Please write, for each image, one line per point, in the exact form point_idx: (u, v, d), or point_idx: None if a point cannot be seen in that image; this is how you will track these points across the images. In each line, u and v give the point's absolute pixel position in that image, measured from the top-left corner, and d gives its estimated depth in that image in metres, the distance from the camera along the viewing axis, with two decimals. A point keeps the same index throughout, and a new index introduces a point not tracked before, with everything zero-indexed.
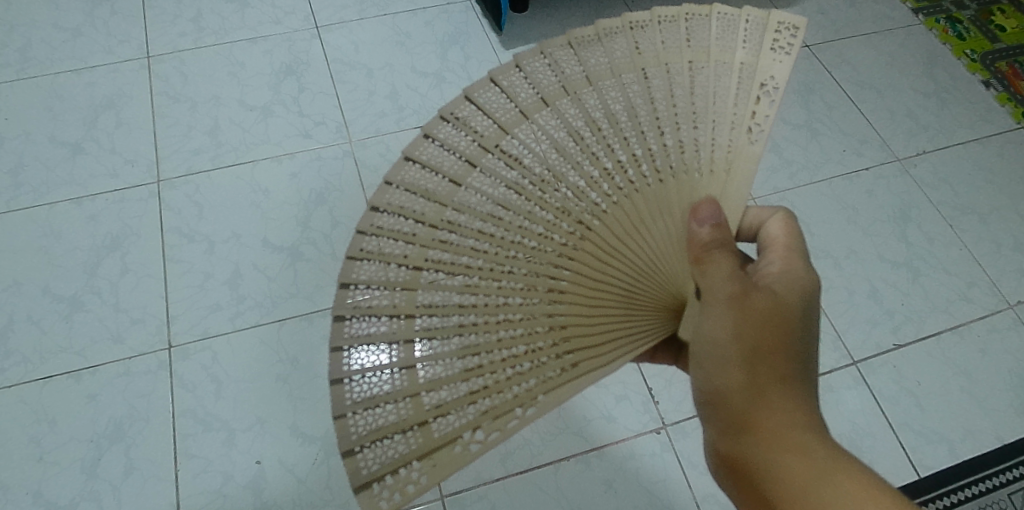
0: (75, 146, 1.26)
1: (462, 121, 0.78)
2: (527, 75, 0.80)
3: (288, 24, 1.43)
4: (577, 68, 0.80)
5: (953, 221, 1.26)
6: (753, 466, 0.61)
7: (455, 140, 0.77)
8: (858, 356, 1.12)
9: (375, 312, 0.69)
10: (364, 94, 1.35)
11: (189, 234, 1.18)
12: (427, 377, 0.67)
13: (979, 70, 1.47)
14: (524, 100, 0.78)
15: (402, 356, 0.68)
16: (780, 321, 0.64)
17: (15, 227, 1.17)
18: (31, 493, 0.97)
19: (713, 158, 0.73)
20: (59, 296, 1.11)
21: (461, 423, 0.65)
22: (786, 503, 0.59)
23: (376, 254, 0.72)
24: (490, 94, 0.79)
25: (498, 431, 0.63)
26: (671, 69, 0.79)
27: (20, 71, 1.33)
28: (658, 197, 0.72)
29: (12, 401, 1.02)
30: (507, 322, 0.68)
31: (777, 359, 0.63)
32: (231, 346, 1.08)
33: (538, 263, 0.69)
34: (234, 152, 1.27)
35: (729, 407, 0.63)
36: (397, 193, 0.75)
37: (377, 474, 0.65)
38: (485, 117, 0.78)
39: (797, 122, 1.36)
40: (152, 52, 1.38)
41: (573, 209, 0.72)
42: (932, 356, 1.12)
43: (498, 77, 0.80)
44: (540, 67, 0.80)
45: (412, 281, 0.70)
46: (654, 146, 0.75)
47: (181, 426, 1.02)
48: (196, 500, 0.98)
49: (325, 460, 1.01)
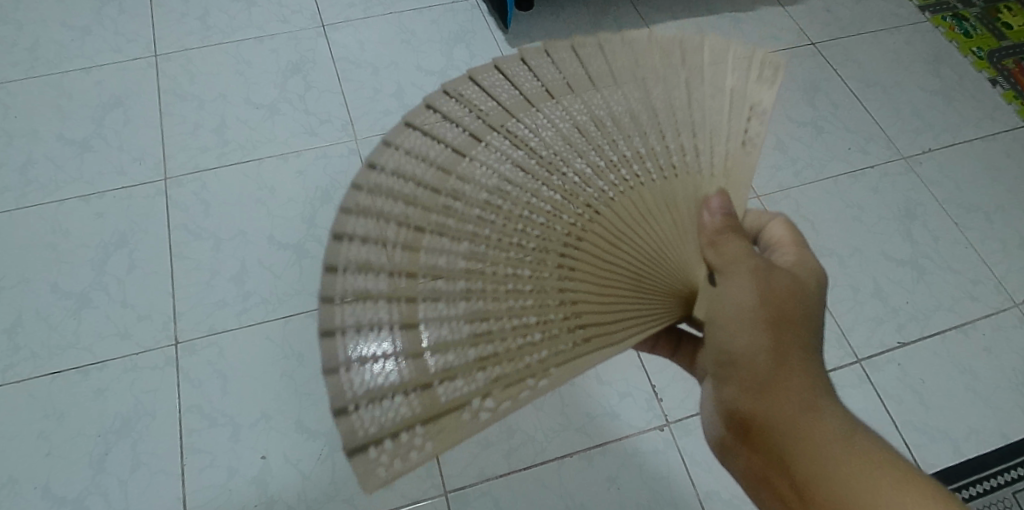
0: (84, 143, 1.27)
1: (465, 99, 0.78)
2: (532, 68, 0.80)
3: (295, 23, 1.44)
4: (579, 68, 0.80)
5: (958, 219, 1.26)
6: (776, 433, 0.63)
7: (458, 115, 0.76)
8: (862, 354, 1.12)
9: (373, 269, 0.67)
10: (370, 92, 1.35)
11: (196, 231, 1.19)
12: (432, 341, 0.64)
13: (986, 68, 1.46)
14: (529, 89, 0.78)
15: (405, 342, 0.64)
16: (799, 298, 0.68)
17: (25, 224, 1.18)
18: (39, 487, 0.98)
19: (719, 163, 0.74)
20: (68, 292, 1.12)
21: (470, 389, 0.62)
22: (810, 456, 0.62)
23: (374, 212, 0.70)
24: (494, 79, 0.79)
25: (509, 400, 0.61)
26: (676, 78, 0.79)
27: (30, 69, 1.35)
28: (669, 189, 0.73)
29: (22, 396, 1.03)
30: (517, 292, 0.66)
31: (799, 329, 0.66)
32: (237, 343, 1.09)
33: (548, 239, 0.69)
34: (240, 149, 1.27)
35: (750, 376, 0.65)
36: (395, 153, 0.74)
37: (376, 437, 0.61)
38: (488, 99, 0.78)
39: (802, 120, 1.36)
40: (161, 50, 1.39)
41: (582, 193, 0.72)
42: (937, 354, 1.12)
43: (503, 66, 0.80)
44: (545, 64, 0.81)
45: (416, 242, 0.68)
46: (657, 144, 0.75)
47: (188, 421, 1.03)
48: (201, 494, 0.98)
49: (330, 455, 1.02)
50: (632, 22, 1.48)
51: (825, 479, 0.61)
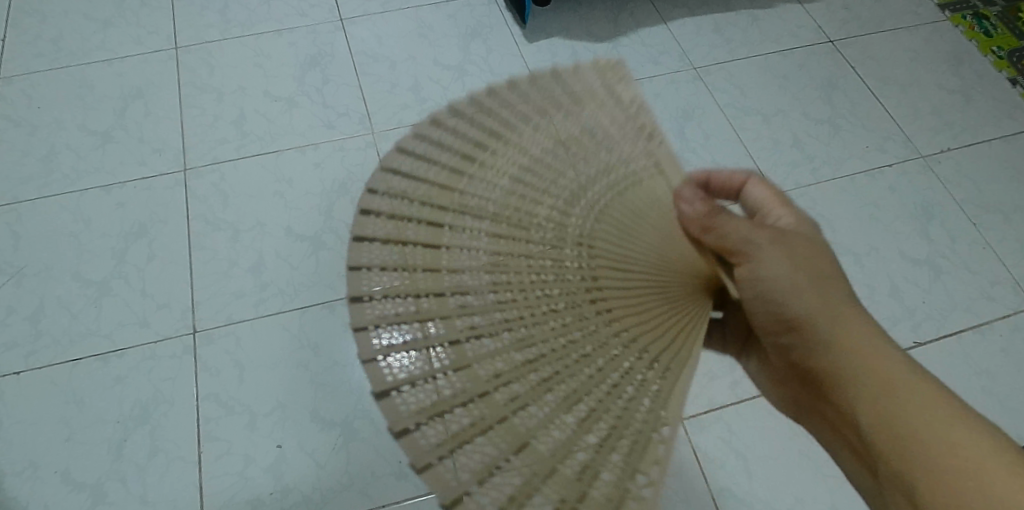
0: (105, 134, 1.29)
1: (436, 416, 0.61)
2: (415, 388, 0.62)
3: (313, 17, 1.45)
4: (414, 427, 0.61)
5: (977, 220, 1.25)
6: (848, 331, 0.61)
7: (434, 428, 0.61)
8: (372, 260, 0.67)
9: (446, 412, 0.60)
10: (387, 86, 1.36)
11: (214, 222, 1.20)
12: (552, 450, 0.58)
13: (1006, 67, 1.45)
14: (425, 441, 0.60)
15: (461, 386, 0.61)
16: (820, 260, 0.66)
17: (47, 213, 1.19)
18: (60, 472, 0.99)
19: (595, 489, 0.57)
20: (89, 280, 1.14)
21: (617, 473, 0.58)
22: (890, 423, 0.58)
23: (434, 420, 0.61)
24: (417, 388, 0.62)
25: (658, 464, 0.58)
26: (812, 264, 0.65)
27: (53, 61, 1.37)
28: (666, 292, 0.65)
29: (43, 382, 1.05)
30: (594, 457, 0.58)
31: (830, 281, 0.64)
32: (254, 332, 1.10)
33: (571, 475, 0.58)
34: (259, 142, 1.29)
35: (836, 286, 0.64)
36: (399, 399, 0.62)
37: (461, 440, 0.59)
38: (438, 427, 0.60)
39: (819, 118, 1.37)
40: (180, 43, 1.40)
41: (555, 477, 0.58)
42: (373, 330, 0.65)
43: (404, 390, 0.62)
44: (422, 390, 0.62)
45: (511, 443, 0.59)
46: (499, 420, 0.60)
47: (205, 409, 1.04)
48: (218, 482, 0.99)
49: (345, 445, 1.02)
50: (649, 18, 1.49)
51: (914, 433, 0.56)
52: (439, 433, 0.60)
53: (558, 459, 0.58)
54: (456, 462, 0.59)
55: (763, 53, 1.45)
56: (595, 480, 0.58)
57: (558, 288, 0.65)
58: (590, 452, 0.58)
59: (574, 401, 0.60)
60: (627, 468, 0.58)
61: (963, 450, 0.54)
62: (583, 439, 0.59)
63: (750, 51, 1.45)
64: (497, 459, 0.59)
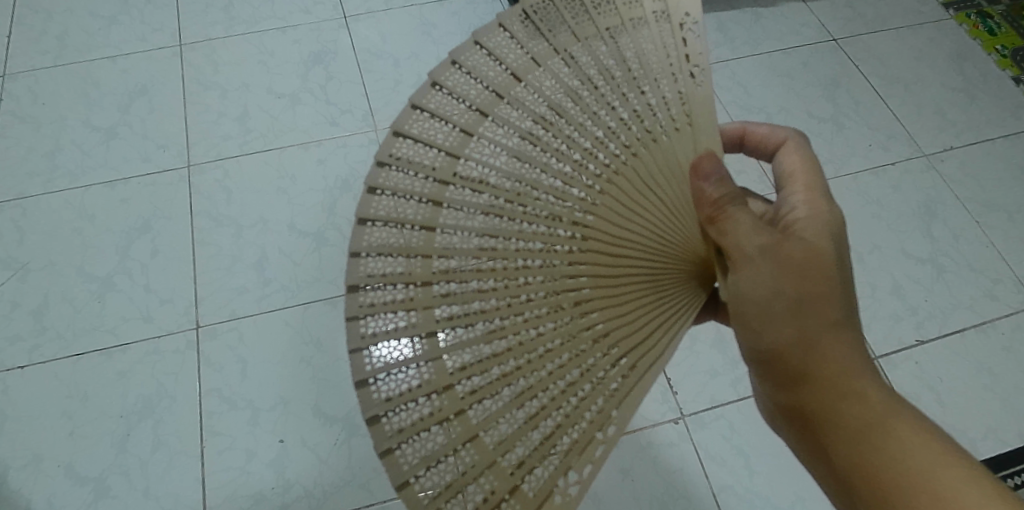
0: (110, 130, 1.29)
1: (398, 397, 0.63)
2: (389, 371, 0.63)
3: (317, 14, 1.46)
4: (387, 407, 0.63)
5: (981, 218, 1.25)
6: (832, 356, 0.61)
7: (408, 412, 0.63)
8: (372, 247, 0.67)
9: (411, 398, 0.63)
10: (390, 83, 1.37)
11: (218, 218, 1.20)
12: (494, 439, 0.61)
13: (1010, 66, 1.45)
14: (395, 418, 0.63)
15: (432, 374, 0.63)
16: (814, 272, 0.62)
17: (52, 208, 1.20)
18: (63, 465, 0.99)
19: (527, 483, 0.61)
20: (94, 275, 1.14)
21: (551, 471, 0.61)
22: (865, 463, 0.59)
23: (397, 404, 0.63)
24: (390, 375, 0.63)
25: (590, 463, 0.60)
26: (812, 280, 0.61)
27: (59, 57, 1.37)
28: (652, 288, 0.65)
29: (48, 376, 1.05)
30: (529, 451, 0.61)
31: (823, 306, 0.61)
32: (257, 327, 1.11)
33: (511, 462, 0.61)
34: (263, 138, 1.29)
35: (824, 306, 0.61)
36: (380, 386, 0.63)
37: (421, 428, 0.62)
38: (408, 404, 0.63)
39: (822, 117, 1.36)
40: (185, 40, 1.41)
41: (495, 463, 0.61)
42: (363, 319, 0.65)
43: (374, 364, 0.64)
44: (394, 378, 0.63)
45: (462, 433, 0.62)
46: (465, 405, 0.62)
47: (208, 404, 1.04)
48: (220, 477, 1.00)
49: (347, 440, 1.03)
50: None
51: (887, 473, 0.58)
52: (403, 421, 0.63)
53: (501, 450, 0.61)
54: (412, 448, 0.62)
55: (766, 52, 1.45)
56: (529, 474, 0.61)
57: (540, 276, 0.64)
58: (542, 442, 0.61)
59: (528, 397, 0.62)
60: (564, 466, 0.60)
61: (940, 487, 0.56)
62: (528, 434, 0.61)
63: (753, 49, 1.45)
64: (446, 449, 0.61)
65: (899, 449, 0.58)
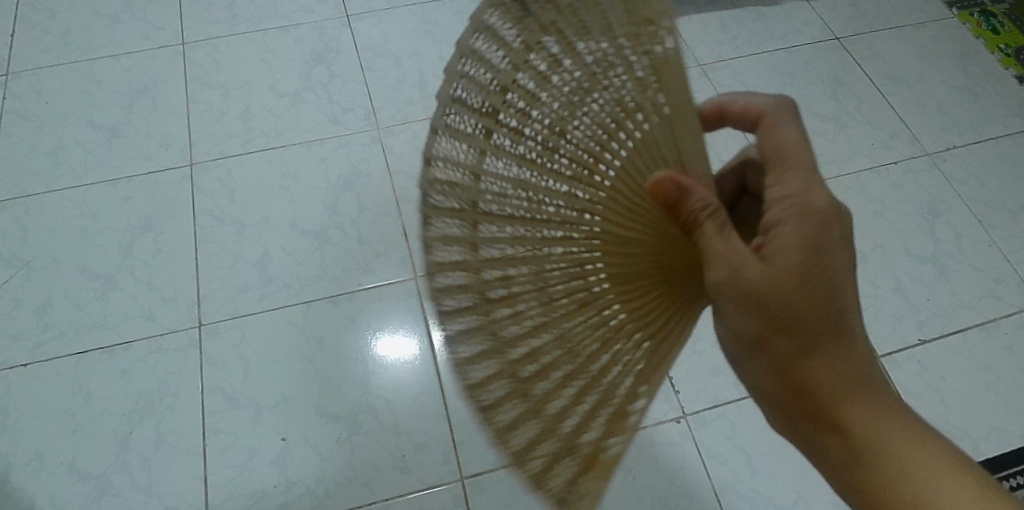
0: (113, 129, 1.29)
1: (469, 340, 0.53)
2: (462, 312, 0.52)
3: (319, 12, 1.46)
4: (467, 352, 0.53)
5: (984, 217, 1.25)
6: (805, 393, 0.55)
7: (479, 360, 0.52)
8: (443, 165, 0.52)
9: (477, 344, 0.52)
10: (392, 82, 1.37)
11: (220, 217, 1.21)
12: (552, 398, 0.51)
13: (1013, 65, 1.44)
14: (472, 363, 0.53)
15: (494, 323, 0.51)
16: (775, 300, 0.53)
17: (55, 206, 1.20)
18: (66, 463, 1.00)
19: (582, 446, 0.51)
20: (96, 274, 1.14)
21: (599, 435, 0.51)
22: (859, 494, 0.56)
23: (471, 350, 0.53)
24: (459, 317, 0.53)
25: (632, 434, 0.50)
26: (808, 306, 0.53)
27: (61, 56, 1.37)
28: (666, 280, 0.52)
29: (50, 374, 1.06)
30: (585, 417, 0.51)
31: (785, 338, 0.54)
32: (260, 325, 1.11)
33: (569, 424, 0.51)
34: (265, 137, 1.29)
35: (789, 338, 0.54)
36: (457, 325, 0.53)
37: (488, 379, 0.52)
38: (478, 352, 0.52)
39: (825, 116, 1.36)
40: (187, 39, 1.41)
41: (552, 422, 0.51)
42: (434, 246, 0.52)
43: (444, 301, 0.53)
44: (463, 318, 0.53)
45: (523, 389, 0.51)
46: (534, 357, 0.51)
47: (210, 402, 1.05)
48: (222, 474, 1.00)
49: (348, 438, 1.03)
50: None
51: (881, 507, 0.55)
52: (480, 370, 0.52)
53: (556, 411, 0.51)
54: (486, 396, 0.52)
55: (769, 51, 1.45)
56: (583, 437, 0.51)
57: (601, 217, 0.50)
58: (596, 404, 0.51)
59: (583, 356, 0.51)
60: (609, 428, 0.51)
61: None
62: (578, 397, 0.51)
63: (756, 48, 1.45)
64: (508, 403, 0.52)
65: (924, 480, 0.53)
